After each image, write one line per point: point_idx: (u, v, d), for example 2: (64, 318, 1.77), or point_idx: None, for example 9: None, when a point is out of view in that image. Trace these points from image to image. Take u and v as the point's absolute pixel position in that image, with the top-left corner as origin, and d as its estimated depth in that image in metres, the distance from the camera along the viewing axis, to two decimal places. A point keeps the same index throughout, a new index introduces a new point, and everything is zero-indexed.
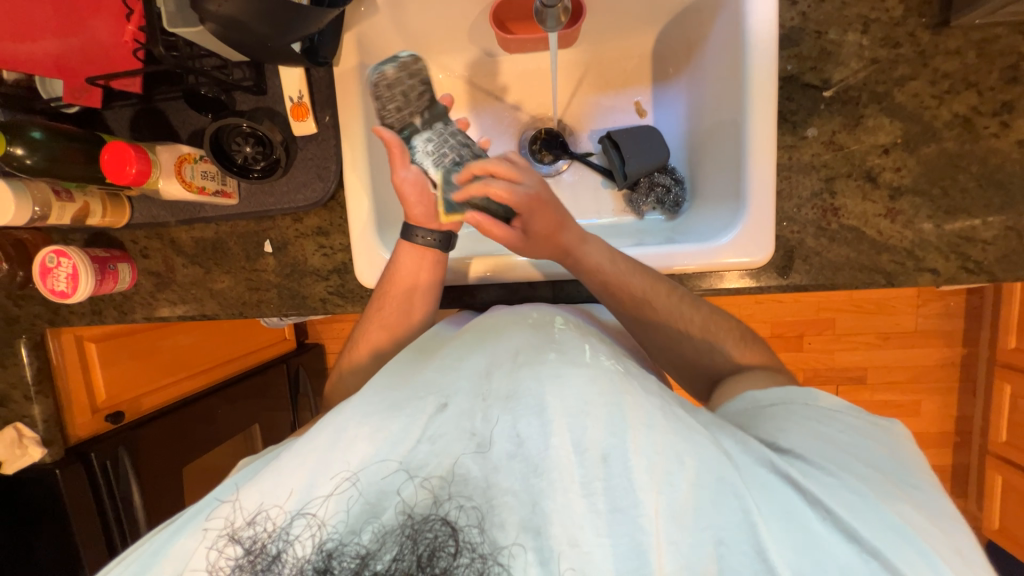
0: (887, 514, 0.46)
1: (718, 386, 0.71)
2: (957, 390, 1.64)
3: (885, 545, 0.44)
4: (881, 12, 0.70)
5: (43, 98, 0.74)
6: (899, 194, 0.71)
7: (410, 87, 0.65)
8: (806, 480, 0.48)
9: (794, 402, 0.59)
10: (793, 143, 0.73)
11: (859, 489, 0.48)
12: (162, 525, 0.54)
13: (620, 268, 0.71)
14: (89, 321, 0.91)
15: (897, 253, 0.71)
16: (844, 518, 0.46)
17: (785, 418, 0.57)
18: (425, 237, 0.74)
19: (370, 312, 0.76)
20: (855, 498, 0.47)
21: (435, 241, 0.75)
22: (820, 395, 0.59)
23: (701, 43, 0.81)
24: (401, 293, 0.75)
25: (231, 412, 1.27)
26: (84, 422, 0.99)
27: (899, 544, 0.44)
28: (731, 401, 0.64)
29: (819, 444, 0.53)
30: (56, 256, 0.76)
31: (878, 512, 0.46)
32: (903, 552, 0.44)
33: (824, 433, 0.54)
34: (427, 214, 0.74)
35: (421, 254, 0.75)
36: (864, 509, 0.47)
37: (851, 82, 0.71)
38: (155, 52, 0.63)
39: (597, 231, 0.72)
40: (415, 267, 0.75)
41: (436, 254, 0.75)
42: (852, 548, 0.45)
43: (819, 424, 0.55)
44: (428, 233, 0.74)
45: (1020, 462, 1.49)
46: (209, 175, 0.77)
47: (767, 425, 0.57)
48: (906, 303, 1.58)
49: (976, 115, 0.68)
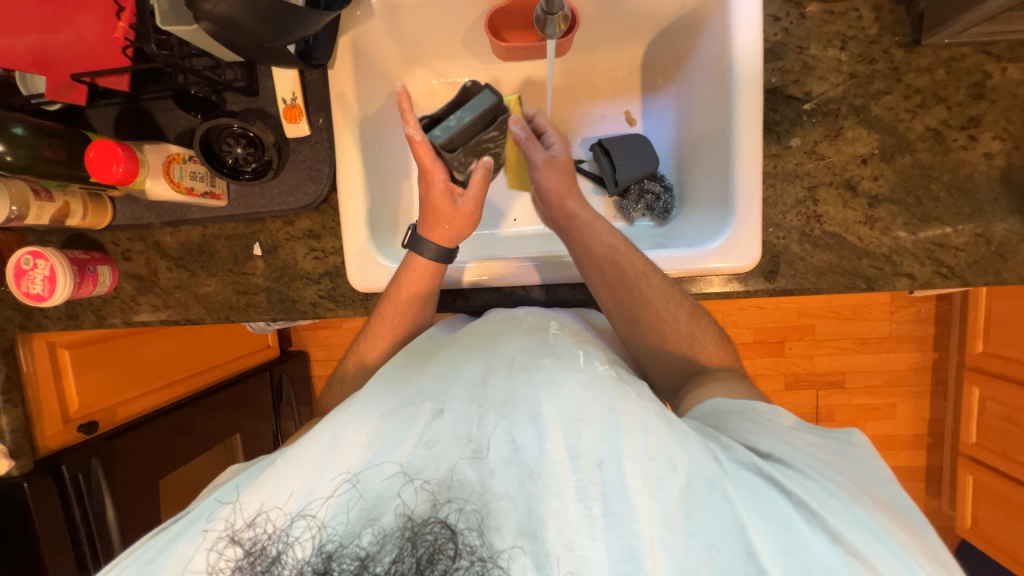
0: (864, 517, 0.47)
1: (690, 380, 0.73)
2: (929, 393, 1.70)
3: (871, 550, 0.45)
4: (857, 30, 0.73)
5: (23, 94, 0.72)
6: (877, 202, 0.74)
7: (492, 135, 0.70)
8: (793, 482, 0.50)
9: (756, 409, 0.60)
10: (779, 153, 0.76)
11: (835, 491, 0.49)
12: (161, 529, 0.53)
13: (604, 248, 0.72)
14: (65, 325, 0.88)
15: (876, 259, 0.75)
16: (825, 519, 0.47)
17: (751, 419, 0.59)
18: (433, 251, 0.72)
19: (375, 324, 0.74)
20: (832, 500, 0.48)
21: (441, 256, 0.72)
22: (782, 412, 0.60)
23: (689, 56, 0.84)
24: (402, 313, 0.73)
25: (210, 422, 1.23)
26: (54, 433, 0.95)
27: (876, 544, 0.45)
28: (699, 404, 0.65)
29: (795, 446, 0.55)
30: (32, 257, 0.73)
31: (858, 516, 0.47)
32: (881, 555, 0.45)
33: (792, 440, 0.56)
34: (456, 234, 0.72)
35: (428, 266, 0.73)
36: (840, 509, 0.47)
37: (831, 95, 0.74)
38: (146, 49, 0.62)
39: (594, 229, 0.73)
40: (424, 280, 0.73)
41: (442, 268, 0.73)
42: (833, 548, 0.45)
43: (785, 431, 0.57)
44: (437, 247, 0.72)
45: (990, 462, 1.55)
46: (198, 176, 0.75)
47: (736, 429, 0.57)
48: (880, 309, 1.64)
49: (946, 128, 0.72)
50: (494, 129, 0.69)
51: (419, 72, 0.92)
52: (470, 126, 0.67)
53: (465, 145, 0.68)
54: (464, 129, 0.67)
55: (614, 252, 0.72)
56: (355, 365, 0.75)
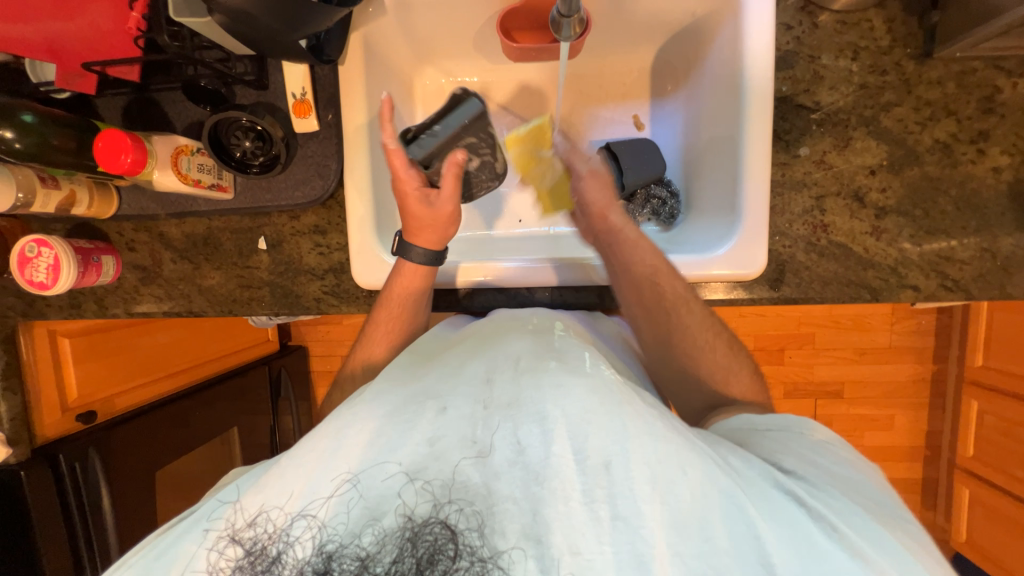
0: (885, 537, 0.47)
1: (715, 411, 0.70)
2: (927, 405, 1.70)
3: (887, 564, 0.45)
4: (869, 41, 0.73)
5: (32, 81, 0.72)
6: (884, 214, 0.74)
7: (469, 139, 0.73)
8: (810, 497, 0.50)
9: (788, 428, 0.60)
10: (787, 161, 0.76)
11: (857, 510, 0.50)
12: (165, 529, 0.53)
13: (647, 268, 0.72)
14: (66, 314, 0.87)
15: (882, 270, 0.74)
16: (846, 535, 0.47)
17: (778, 440, 0.58)
18: (422, 255, 0.72)
19: (370, 328, 0.74)
20: (856, 519, 0.49)
21: (431, 260, 0.73)
22: (813, 425, 0.60)
23: (700, 63, 0.84)
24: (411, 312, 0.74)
25: (208, 415, 1.22)
26: (52, 421, 0.95)
27: (898, 561, 0.46)
28: (727, 419, 0.65)
29: (814, 463, 0.55)
30: (36, 245, 0.73)
31: (877, 533, 0.48)
32: (899, 564, 0.45)
33: (814, 459, 0.55)
34: (438, 236, 0.72)
35: (419, 272, 0.73)
36: (862, 526, 0.48)
37: (841, 106, 0.74)
38: (161, 41, 0.64)
39: (627, 231, 0.74)
40: (413, 282, 0.73)
41: (434, 271, 0.74)
42: (855, 563, 0.45)
43: (813, 451, 0.57)
44: (426, 252, 0.72)
45: (987, 476, 1.54)
46: (205, 168, 0.75)
47: (763, 447, 0.58)
48: (880, 320, 1.64)
49: (956, 141, 0.72)
50: (470, 135, 0.73)
51: (428, 70, 0.92)
52: (447, 138, 0.72)
53: (443, 154, 0.73)
54: (441, 141, 0.72)
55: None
56: (358, 366, 0.74)
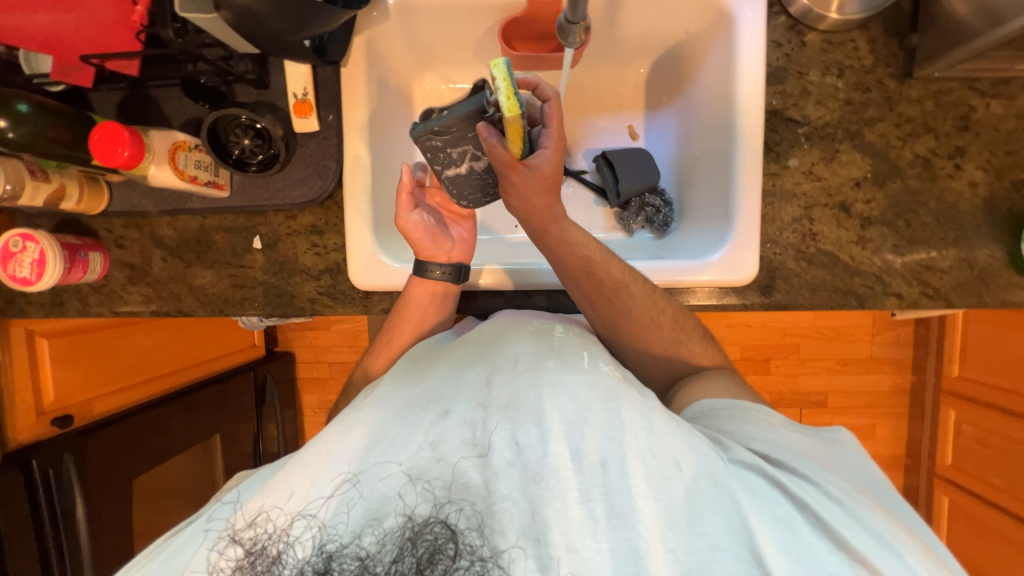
0: (865, 519, 0.47)
1: (681, 385, 0.73)
2: (907, 415, 1.75)
3: (871, 553, 0.45)
4: (854, 60, 0.77)
5: (25, 73, 0.71)
6: (869, 224, 0.77)
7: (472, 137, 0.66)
8: (791, 483, 0.50)
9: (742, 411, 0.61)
10: (777, 172, 0.78)
11: (837, 496, 0.49)
12: (173, 533, 0.53)
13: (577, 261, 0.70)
14: (48, 313, 0.84)
15: (867, 278, 0.77)
16: (829, 523, 0.47)
17: (738, 417, 0.60)
18: (441, 272, 0.74)
19: (380, 343, 0.77)
20: (833, 505, 0.48)
21: (451, 275, 0.75)
22: (770, 411, 0.62)
23: (692, 76, 0.87)
24: (412, 312, 0.75)
25: (187, 421, 1.18)
26: (27, 425, 0.90)
27: (879, 547, 0.46)
28: (687, 407, 0.66)
29: (785, 444, 0.56)
30: (21, 240, 0.71)
31: (862, 523, 0.47)
32: (883, 557, 0.45)
33: (785, 440, 0.57)
34: (434, 250, 0.76)
35: (430, 288, 0.75)
36: (846, 517, 0.47)
37: (828, 120, 0.78)
38: (163, 35, 0.63)
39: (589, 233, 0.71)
40: (424, 299, 0.75)
41: (451, 286, 0.76)
42: (838, 555, 0.45)
43: (792, 436, 0.58)
44: (444, 267, 0.74)
45: (964, 484, 1.59)
46: (203, 165, 0.74)
47: (731, 429, 0.58)
48: (862, 332, 1.69)
49: (934, 156, 0.76)
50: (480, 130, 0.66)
51: (427, 76, 0.93)
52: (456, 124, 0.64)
53: (448, 136, 0.66)
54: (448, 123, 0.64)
55: (597, 260, 0.70)
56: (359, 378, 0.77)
